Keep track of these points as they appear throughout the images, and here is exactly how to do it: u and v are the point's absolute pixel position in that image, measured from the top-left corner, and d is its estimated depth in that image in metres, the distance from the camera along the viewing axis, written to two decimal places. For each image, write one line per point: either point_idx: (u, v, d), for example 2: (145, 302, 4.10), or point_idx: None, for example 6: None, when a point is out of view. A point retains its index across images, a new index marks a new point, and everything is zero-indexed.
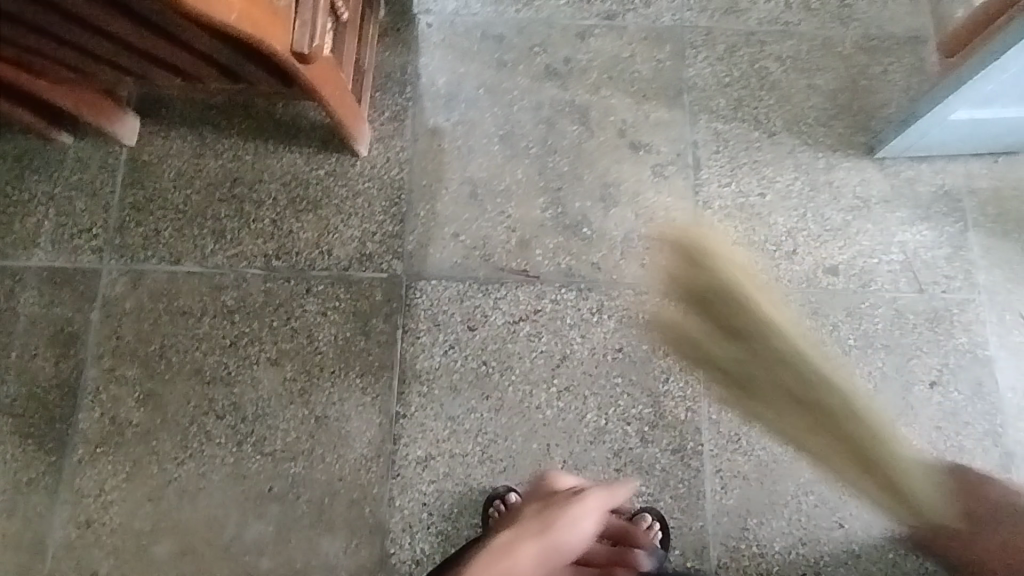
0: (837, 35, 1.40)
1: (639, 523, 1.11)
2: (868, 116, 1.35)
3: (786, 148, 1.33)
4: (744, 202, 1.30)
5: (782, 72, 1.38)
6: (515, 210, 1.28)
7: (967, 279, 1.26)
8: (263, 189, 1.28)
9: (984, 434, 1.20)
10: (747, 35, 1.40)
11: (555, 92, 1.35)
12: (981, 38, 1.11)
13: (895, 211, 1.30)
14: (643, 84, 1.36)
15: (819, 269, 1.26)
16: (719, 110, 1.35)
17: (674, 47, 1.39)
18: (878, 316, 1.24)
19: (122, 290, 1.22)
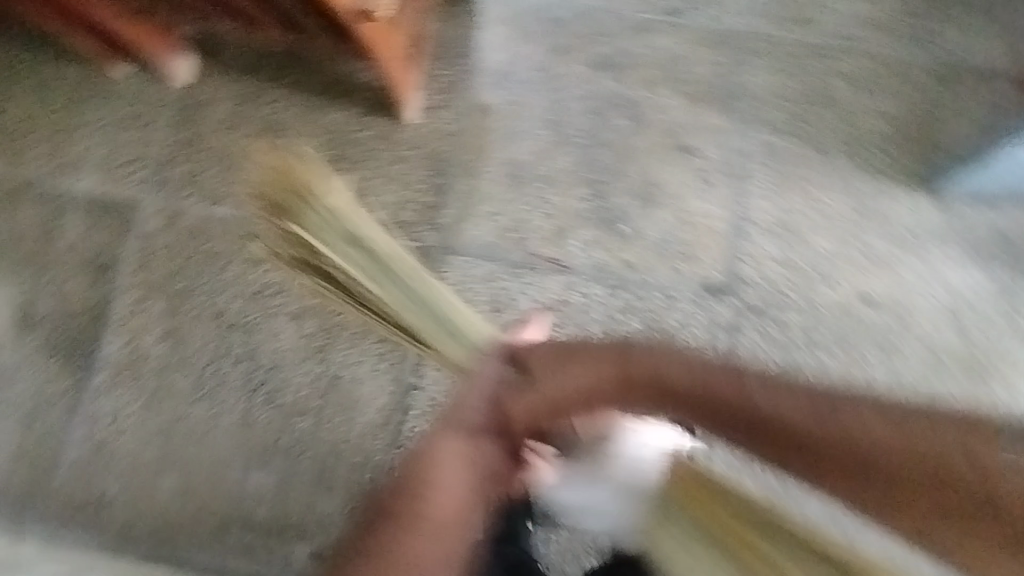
0: (911, 58, 1.34)
1: None
2: (932, 146, 1.30)
3: (839, 169, 1.29)
4: (788, 219, 1.26)
5: (846, 91, 1.33)
6: (553, 198, 1.26)
7: (1013, 329, 1.21)
8: (305, 143, 1.28)
9: None
10: (816, 48, 1.35)
11: (608, 84, 1.33)
12: None
13: (946, 248, 1.25)
14: (699, 87, 1.34)
15: (856, 298, 1.22)
16: (774, 123, 1.32)
17: (737, 52, 1.36)
18: (912, 354, 1.20)
19: (158, 225, 1.25)
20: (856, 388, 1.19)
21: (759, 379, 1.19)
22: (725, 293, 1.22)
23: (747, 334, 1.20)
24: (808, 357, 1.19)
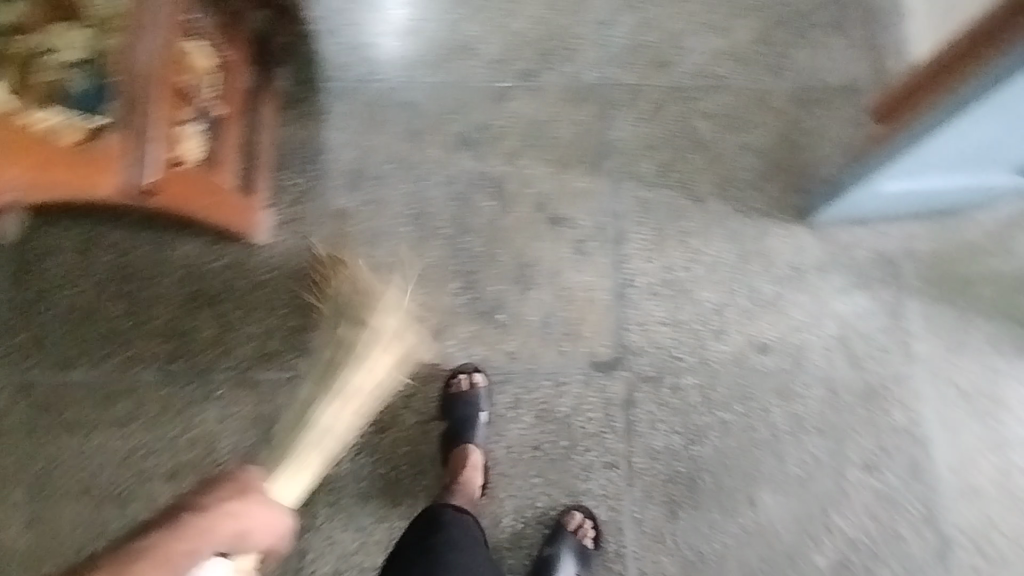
0: (769, 88, 1.33)
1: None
2: (801, 175, 1.28)
3: (715, 217, 1.25)
4: (671, 278, 1.22)
5: (712, 131, 1.30)
6: (426, 298, 1.21)
7: (905, 351, 1.21)
8: (157, 284, 1.20)
9: (922, 518, 1.14)
10: (674, 91, 1.32)
11: (468, 164, 1.27)
12: (903, 112, 1.02)
13: (830, 279, 1.23)
14: (564, 151, 1.28)
15: (749, 347, 1.19)
16: (644, 176, 1.27)
17: (598, 107, 1.30)
18: (809, 396, 1.18)
19: (5, 403, 1.16)
20: (760, 443, 1.16)
21: (661, 452, 1.15)
22: (617, 368, 1.18)
23: (644, 408, 1.16)
24: (707, 420, 1.17)
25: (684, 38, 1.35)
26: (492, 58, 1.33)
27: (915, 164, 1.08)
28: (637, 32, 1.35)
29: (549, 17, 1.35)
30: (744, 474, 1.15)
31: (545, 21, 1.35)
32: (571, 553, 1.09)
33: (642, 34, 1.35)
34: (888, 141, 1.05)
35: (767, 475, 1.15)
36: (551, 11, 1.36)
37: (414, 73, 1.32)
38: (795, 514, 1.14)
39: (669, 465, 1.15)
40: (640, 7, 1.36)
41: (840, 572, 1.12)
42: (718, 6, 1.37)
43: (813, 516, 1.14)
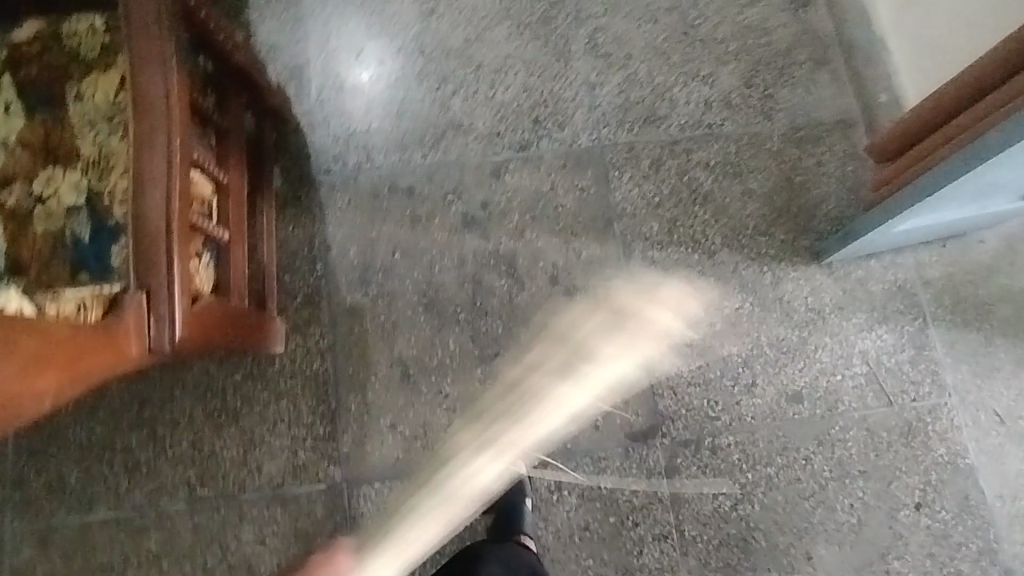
0: (764, 131, 1.33)
1: None
2: (809, 215, 1.28)
3: (730, 268, 1.24)
4: (694, 336, 1.21)
5: (713, 181, 1.29)
6: (452, 387, 1.18)
7: (935, 381, 1.20)
8: (174, 407, 1.16)
9: (979, 551, 1.14)
10: (670, 145, 1.31)
11: (476, 244, 1.25)
12: (914, 157, 1.02)
13: (851, 318, 1.23)
14: (570, 220, 1.26)
15: (782, 398, 1.18)
16: (653, 236, 1.26)
17: (598, 171, 1.29)
18: (850, 439, 1.17)
19: (30, 553, 1.11)
20: (808, 495, 1.15)
21: (711, 516, 1.14)
22: (653, 436, 1.16)
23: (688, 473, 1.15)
24: (753, 478, 1.15)
25: (672, 89, 1.35)
26: (484, 132, 1.31)
27: (926, 211, 1.08)
28: (625, 89, 1.35)
29: (534, 84, 1.35)
30: (797, 529, 1.14)
31: (532, 90, 1.34)
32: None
33: (629, 91, 1.35)
34: (898, 190, 1.05)
35: (821, 527, 1.14)
36: (536, 78, 1.35)
37: (407, 156, 1.30)
38: (853, 562, 1.13)
39: (721, 529, 1.14)
40: (623, 64, 1.37)
41: None
42: (700, 54, 1.37)
43: (872, 562, 1.13)
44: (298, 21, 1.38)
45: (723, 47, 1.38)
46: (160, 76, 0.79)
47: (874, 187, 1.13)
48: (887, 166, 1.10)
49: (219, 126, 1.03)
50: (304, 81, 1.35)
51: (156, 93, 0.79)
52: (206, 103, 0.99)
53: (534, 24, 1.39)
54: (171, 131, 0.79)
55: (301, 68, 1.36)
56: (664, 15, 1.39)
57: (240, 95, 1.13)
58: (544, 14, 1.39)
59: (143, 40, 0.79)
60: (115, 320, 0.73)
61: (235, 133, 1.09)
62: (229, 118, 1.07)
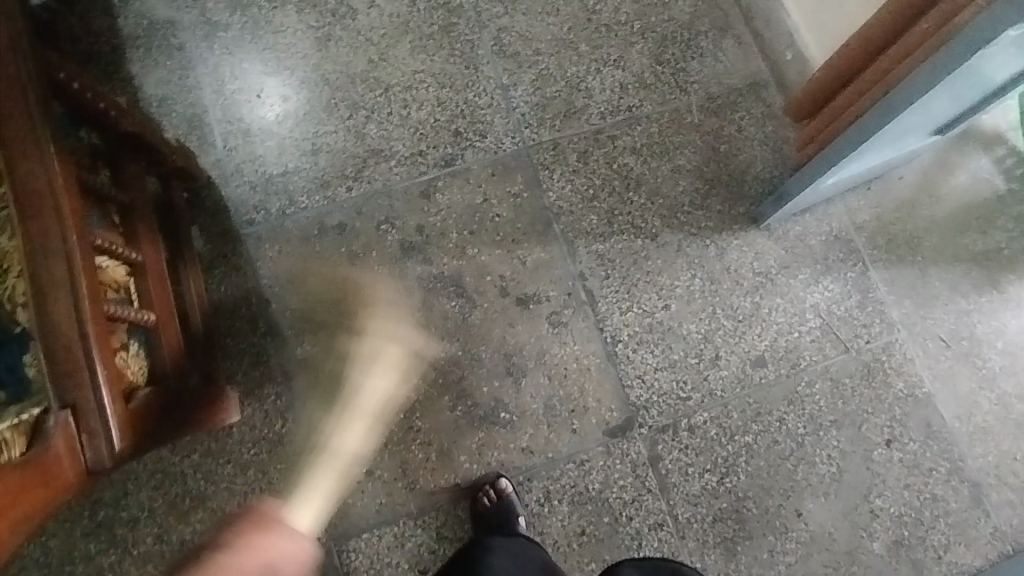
0: (682, 106, 1.34)
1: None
2: (739, 182, 1.30)
3: (674, 248, 1.25)
4: (652, 321, 1.21)
5: (642, 164, 1.30)
6: (422, 421, 1.15)
7: (883, 321, 1.24)
8: (132, 503, 1.09)
9: (951, 473, 1.18)
10: (594, 136, 1.31)
11: (419, 270, 1.21)
12: (832, 114, 1.05)
13: (796, 274, 1.26)
14: (510, 228, 1.24)
15: (746, 365, 1.20)
16: (594, 230, 1.25)
17: (528, 173, 1.27)
18: (816, 392, 1.20)
19: None
20: (787, 454, 1.18)
21: (701, 496, 1.15)
22: (631, 429, 1.17)
23: (671, 458, 1.16)
24: (733, 450, 1.17)
25: (586, 79, 1.34)
26: (406, 154, 1.27)
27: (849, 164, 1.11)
28: (539, 86, 1.33)
29: (448, 97, 1.32)
30: (783, 489, 1.16)
31: (446, 104, 1.31)
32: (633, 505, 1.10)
33: (544, 88, 1.33)
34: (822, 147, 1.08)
35: (804, 483, 1.17)
36: (448, 90, 1.32)
37: (330, 192, 1.25)
38: (840, 510, 1.16)
39: (712, 506, 1.15)
40: (533, 61, 1.35)
41: (898, 550, 1.15)
42: (607, 39, 1.37)
43: (857, 505, 1.16)
44: (188, 69, 1.30)
45: (628, 28, 1.38)
46: (36, 169, 0.72)
47: (801, 146, 1.15)
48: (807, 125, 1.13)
49: (121, 201, 0.95)
50: (206, 131, 1.27)
51: (38, 190, 0.72)
52: (101, 181, 0.92)
53: (437, 36, 1.35)
54: (65, 228, 0.73)
55: (200, 118, 1.28)
56: (564, 5, 1.38)
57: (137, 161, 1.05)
58: (444, 24, 1.36)
59: (11, 135, 0.72)
60: (41, 448, 0.65)
61: (139, 205, 1.00)
62: (131, 188, 0.99)
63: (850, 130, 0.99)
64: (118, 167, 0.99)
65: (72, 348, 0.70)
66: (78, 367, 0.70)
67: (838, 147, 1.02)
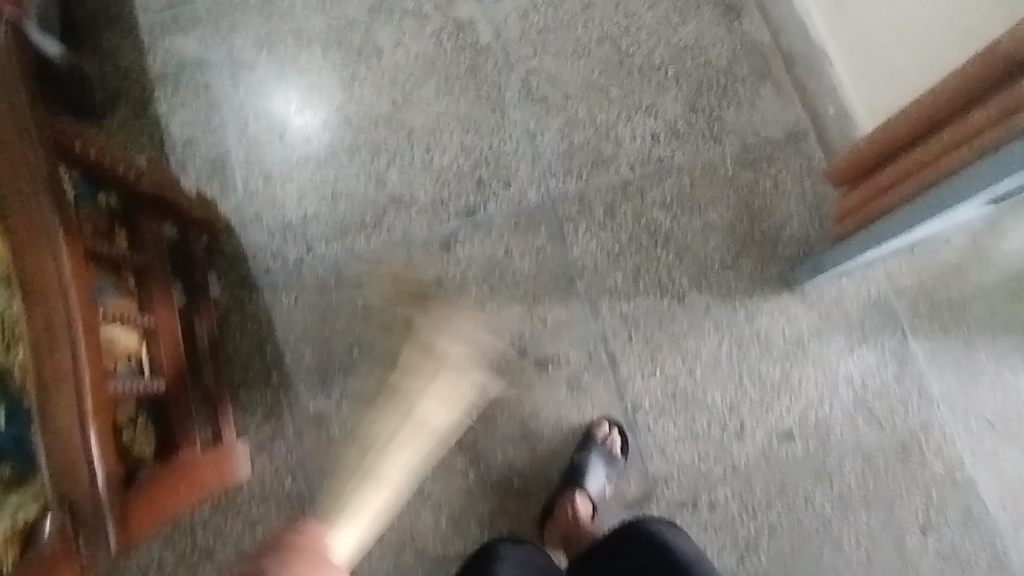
0: (716, 157, 1.27)
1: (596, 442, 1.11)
2: (773, 241, 1.23)
3: (701, 310, 1.20)
4: (675, 388, 1.16)
5: (671, 219, 1.24)
6: (433, 484, 1.12)
7: (921, 395, 1.17)
8: (141, 554, 1.09)
9: (990, 564, 1.12)
10: (623, 188, 1.25)
11: (436, 326, 1.18)
12: (878, 191, 0.98)
13: (830, 342, 1.19)
14: (531, 284, 1.20)
15: (773, 439, 1.15)
16: (619, 289, 1.20)
17: (552, 227, 1.23)
18: (847, 471, 1.14)
19: None
20: (813, 535, 1.12)
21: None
22: (648, 502, 1.13)
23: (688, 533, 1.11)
24: (755, 528, 1.12)
25: (616, 126, 1.29)
26: (427, 202, 1.24)
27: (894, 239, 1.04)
28: (567, 133, 1.28)
29: (472, 142, 1.27)
30: (807, 572, 1.11)
31: (470, 149, 1.27)
32: (601, 458, 1.10)
33: (572, 135, 1.28)
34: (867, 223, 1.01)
35: (829, 567, 1.11)
36: (472, 135, 1.28)
37: (349, 240, 1.23)
38: None
39: None
40: (562, 106, 1.30)
41: None
42: (639, 84, 1.31)
43: None
44: (213, 109, 1.30)
45: (661, 73, 1.32)
46: (43, 256, 0.71)
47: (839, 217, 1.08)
48: (850, 194, 1.06)
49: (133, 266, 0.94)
50: (228, 173, 1.27)
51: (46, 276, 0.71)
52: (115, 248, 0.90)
53: (463, 76, 1.31)
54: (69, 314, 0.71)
55: (223, 160, 1.28)
56: (596, 48, 1.33)
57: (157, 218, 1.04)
58: (470, 64, 1.32)
59: (19, 223, 0.71)
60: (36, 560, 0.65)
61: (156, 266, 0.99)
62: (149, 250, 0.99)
63: (900, 211, 0.92)
64: (136, 228, 0.99)
65: (68, 449, 0.69)
66: (75, 467, 0.68)
67: (888, 226, 0.95)
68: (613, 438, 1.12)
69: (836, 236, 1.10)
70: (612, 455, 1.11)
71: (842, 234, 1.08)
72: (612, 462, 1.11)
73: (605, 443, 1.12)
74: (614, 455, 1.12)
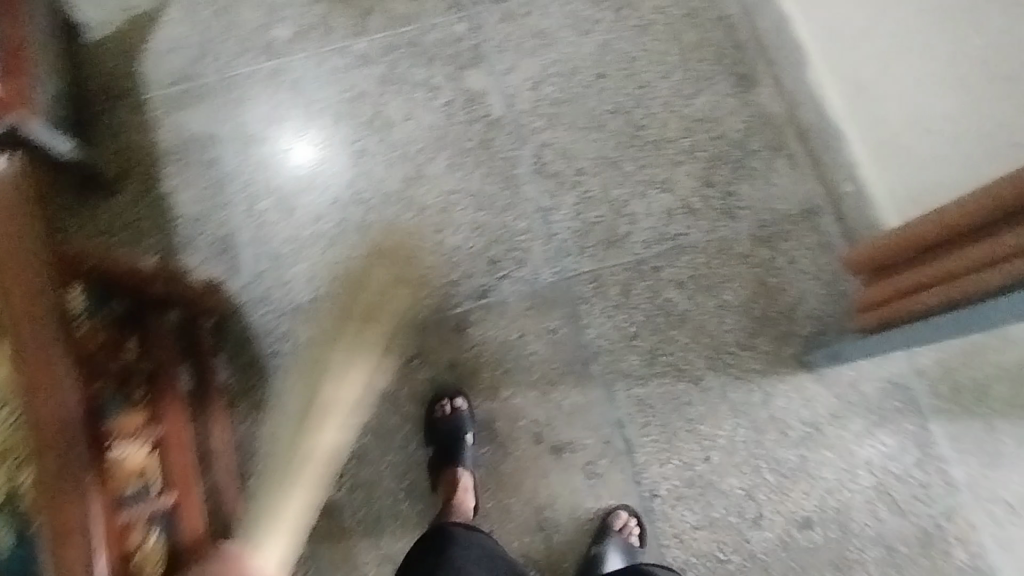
0: (731, 233, 1.26)
1: (614, 521, 1.11)
2: (790, 320, 1.22)
3: (718, 392, 1.19)
4: (691, 475, 1.15)
5: (687, 298, 1.23)
6: None
7: (945, 481, 1.16)
8: None
9: None
10: (638, 267, 1.25)
11: None
12: (897, 296, 0.98)
13: (849, 425, 1.18)
14: (545, 368, 1.20)
15: (792, 526, 1.13)
16: (635, 372, 1.20)
17: (567, 308, 1.23)
18: (868, 560, 1.13)
19: None
20: None
21: None
22: None
23: None
24: None
25: (630, 202, 1.28)
26: (440, 283, 1.23)
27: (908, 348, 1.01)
28: (581, 209, 1.27)
29: (485, 219, 1.26)
30: None
31: (483, 227, 1.26)
32: (618, 550, 1.09)
33: (586, 212, 1.27)
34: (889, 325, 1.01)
35: None
36: (485, 212, 1.27)
37: (361, 322, 1.22)
38: None
39: None
40: (575, 182, 1.29)
41: None
42: (653, 158, 1.31)
43: None
44: (222, 185, 1.30)
45: (674, 146, 1.31)
46: (54, 393, 0.74)
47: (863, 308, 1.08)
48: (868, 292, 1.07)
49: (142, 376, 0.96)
50: (238, 252, 1.26)
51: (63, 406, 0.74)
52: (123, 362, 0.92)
53: (475, 150, 1.30)
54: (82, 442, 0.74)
55: (232, 238, 1.27)
56: (609, 121, 1.33)
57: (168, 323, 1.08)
58: (482, 138, 1.32)
59: (33, 358, 0.75)
60: None
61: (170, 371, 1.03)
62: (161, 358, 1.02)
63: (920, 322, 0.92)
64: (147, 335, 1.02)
65: None
66: None
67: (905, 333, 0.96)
68: (631, 529, 1.11)
69: (860, 329, 1.09)
70: (630, 546, 1.10)
71: (867, 326, 1.07)
72: (629, 553, 1.09)
73: (623, 531, 1.11)
74: (632, 546, 1.10)
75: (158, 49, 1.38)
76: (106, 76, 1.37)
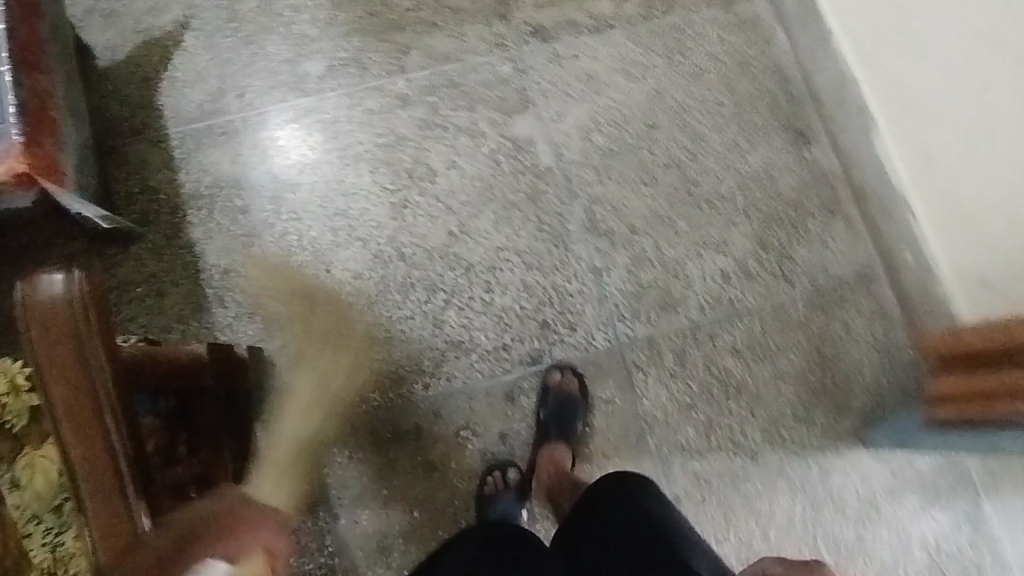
0: (787, 299, 1.23)
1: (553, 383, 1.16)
2: (846, 392, 1.20)
3: (774, 468, 1.17)
4: (748, 553, 1.14)
5: (743, 368, 1.20)
6: None
7: (997, 560, 1.14)
8: None
9: None
10: (692, 333, 1.21)
11: None
12: (980, 392, 0.96)
13: (903, 501, 1.16)
14: (601, 439, 1.17)
15: None
16: (691, 445, 1.17)
17: (621, 376, 1.19)
18: None
19: None
20: None
21: None
22: None
23: None
24: None
25: (684, 263, 1.24)
26: (489, 348, 1.18)
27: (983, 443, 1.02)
28: (634, 271, 1.23)
29: (536, 280, 1.21)
30: None
31: (533, 288, 1.21)
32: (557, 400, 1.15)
33: (640, 273, 1.23)
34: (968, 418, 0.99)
35: None
36: (536, 271, 1.22)
37: (408, 389, 1.17)
38: None
39: None
40: (628, 241, 1.24)
41: None
42: (707, 215, 1.26)
43: None
44: (253, 237, 1.21)
45: (728, 204, 1.27)
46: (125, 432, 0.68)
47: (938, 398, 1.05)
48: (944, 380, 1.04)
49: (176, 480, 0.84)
50: (273, 309, 1.18)
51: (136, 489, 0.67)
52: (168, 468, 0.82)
53: (523, 205, 1.25)
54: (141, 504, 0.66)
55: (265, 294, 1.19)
56: (663, 174, 1.27)
57: (216, 412, 0.99)
58: (531, 191, 1.25)
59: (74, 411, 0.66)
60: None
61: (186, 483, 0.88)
62: (158, 483, 0.80)
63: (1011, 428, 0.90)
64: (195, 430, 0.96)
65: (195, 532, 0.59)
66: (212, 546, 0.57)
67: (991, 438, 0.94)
68: (567, 379, 1.16)
69: (928, 419, 1.07)
70: (572, 397, 1.15)
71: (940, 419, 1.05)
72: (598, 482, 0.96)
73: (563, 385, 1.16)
74: (574, 395, 1.16)
75: (175, 78, 1.26)
76: (119, 107, 1.24)
